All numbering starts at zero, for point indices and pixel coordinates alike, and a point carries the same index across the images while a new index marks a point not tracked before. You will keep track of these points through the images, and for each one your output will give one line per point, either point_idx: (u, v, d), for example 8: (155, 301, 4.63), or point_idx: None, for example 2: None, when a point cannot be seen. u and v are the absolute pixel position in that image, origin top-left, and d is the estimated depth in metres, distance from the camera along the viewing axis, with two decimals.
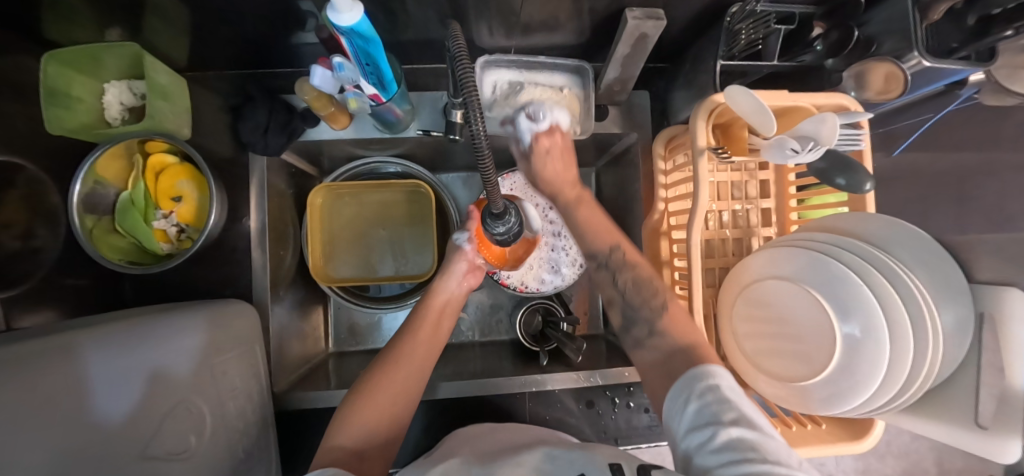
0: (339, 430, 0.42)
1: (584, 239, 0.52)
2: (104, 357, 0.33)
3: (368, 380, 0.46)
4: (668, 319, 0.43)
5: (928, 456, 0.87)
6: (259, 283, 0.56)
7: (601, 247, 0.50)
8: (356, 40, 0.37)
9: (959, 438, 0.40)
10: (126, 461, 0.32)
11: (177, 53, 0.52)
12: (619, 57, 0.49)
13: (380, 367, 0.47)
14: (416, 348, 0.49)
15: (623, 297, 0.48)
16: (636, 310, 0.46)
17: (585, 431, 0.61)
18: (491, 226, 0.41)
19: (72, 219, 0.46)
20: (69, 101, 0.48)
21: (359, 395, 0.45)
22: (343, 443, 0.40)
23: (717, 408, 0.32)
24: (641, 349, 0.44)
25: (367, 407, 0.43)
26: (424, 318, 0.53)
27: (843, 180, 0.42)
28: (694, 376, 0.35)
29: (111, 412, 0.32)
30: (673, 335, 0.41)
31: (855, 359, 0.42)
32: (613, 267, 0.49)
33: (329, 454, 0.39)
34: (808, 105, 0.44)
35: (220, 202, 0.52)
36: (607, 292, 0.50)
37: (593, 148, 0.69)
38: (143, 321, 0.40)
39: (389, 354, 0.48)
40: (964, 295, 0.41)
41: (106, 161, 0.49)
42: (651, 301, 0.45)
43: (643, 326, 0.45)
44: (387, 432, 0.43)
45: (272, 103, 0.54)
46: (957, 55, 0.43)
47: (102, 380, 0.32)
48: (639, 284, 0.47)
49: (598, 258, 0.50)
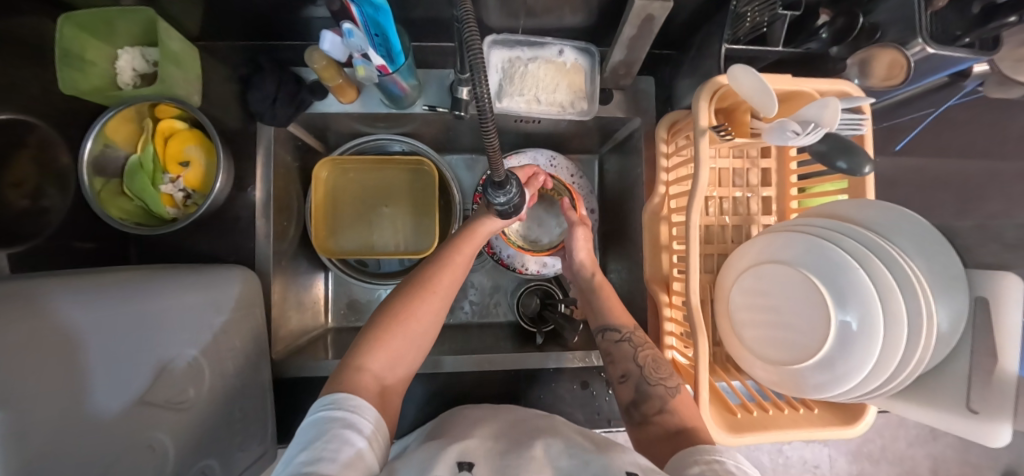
0: (366, 352, 0.42)
1: (604, 317, 0.58)
2: (97, 307, 0.34)
3: (398, 301, 0.46)
4: (678, 399, 0.46)
5: (922, 461, 0.87)
6: (263, 251, 0.56)
7: (624, 324, 0.56)
8: (366, 6, 0.40)
9: (949, 424, 0.40)
10: (119, 410, 0.33)
11: (189, 20, 0.53)
12: (626, 38, 0.49)
13: (410, 294, 0.46)
14: (451, 278, 0.49)
15: (641, 372, 0.51)
16: (652, 386, 0.49)
17: (579, 414, 0.62)
18: (492, 196, 0.41)
19: (81, 180, 0.47)
20: (83, 64, 0.49)
21: (385, 320, 0.44)
22: (370, 367, 0.41)
23: (720, 472, 0.34)
24: (647, 426, 0.46)
25: (393, 333, 0.43)
26: (458, 250, 0.50)
27: (844, 163, 0.42)
28: (698, 448, 0.38)
29: (108, 360, 0.33)
30: (678, 416, 0.44)
31: (849, 345, 0.42)
32: (635, 343, 0.54)
33: (356, 376, 0.39)
34: (811, 90, 0.44)
35: (228, 169, 0.53)
36: (625, 366, 0.52)
37: (597, 133, 0.70)
38: (145, 277, 0.41)
39: (418, 284, 0.47)
40: (960, 281, 0.41)
41: (116, 123, 0.49)
42: (665, 381, 0.49)
43: (655, 402, 0.47)
44: (410, 360, 0.45)
45: (281, 74, 0.55)
46: (961, 43, 0.43)
47: (87, 326, 0.32)
48: (657, 361, 0.51)
49: (621, 332, 0.55)
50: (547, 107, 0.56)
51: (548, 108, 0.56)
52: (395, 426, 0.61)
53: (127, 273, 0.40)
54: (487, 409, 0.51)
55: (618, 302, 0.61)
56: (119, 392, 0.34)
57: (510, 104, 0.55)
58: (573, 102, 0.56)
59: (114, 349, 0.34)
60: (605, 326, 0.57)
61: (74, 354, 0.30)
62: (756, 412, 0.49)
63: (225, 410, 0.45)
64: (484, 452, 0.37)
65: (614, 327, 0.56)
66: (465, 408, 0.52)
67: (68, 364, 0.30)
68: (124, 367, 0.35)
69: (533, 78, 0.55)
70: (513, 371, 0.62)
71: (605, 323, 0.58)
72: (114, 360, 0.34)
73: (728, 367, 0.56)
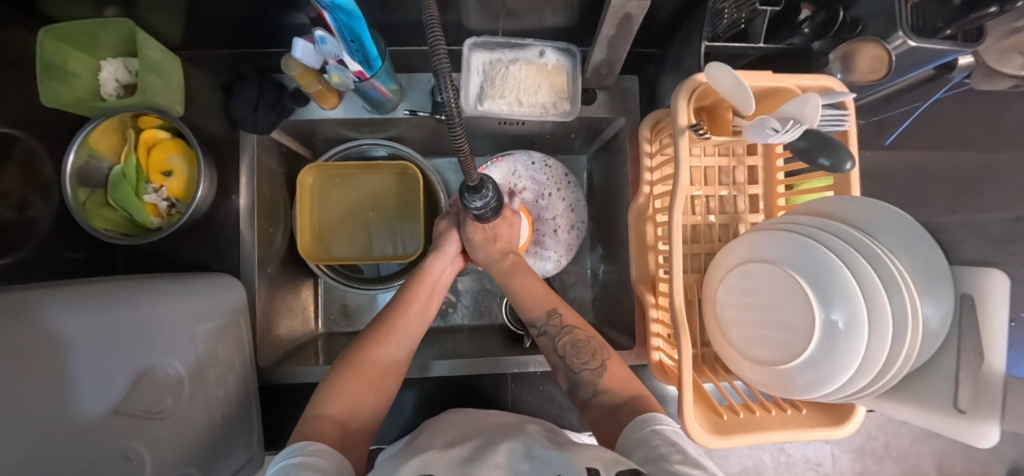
0: (326, 400, 0.43)
1: (523, 308, 0.56)
2: (70, 317, 0.33)
3: (358, 348, 0.48)
4: (606, 378, 0.47)
5: (927, 457, 0.86)
6: (248, 257, 0.56)
7: (537, 316, 0.54)
8: (339, 14, 0.39)
9: (937, 424, 0.39)
10: (95, 424, 0.33)
11: (170, 30, 0.54)
12: (606, 37, 0.48)
13: (371, 338, 0.49)
14: (408, 323, 0.52)
15: (564, 364, 0.50)
16: (579, 374, 0.49)
17: (569, 416, 0.62)
18: (468, 200, 0.42)
19: (64, 190, 0.47)
20: (65, 76, 0.49)
21: (344, 366, 0.46)
22: (330, 414, 0.42)
23: (664, 448, 0.35)
24: (588, 409, 0.47)
25: (353, 378, 0.45)
26: (415, 296, 0.55)
27: (825, 160, 0.40)
28: (642, 421, 0.40)
29: (86, 376, 0.33)
30: (616, 391, 0.46)
31: (834, 345, 0.41)
32: (551, 333, 0.52)
33: (316, 423, 0.40)
34: (793, 86, 0.43)
35: (209, 177, 0.53)
36: (551, 358, 0.52)
37: (583, 133, 0.69)
38: (124, 285, 0.40)
39: (380, 327, 0.51)
40: (946, 277, 0.40)
41: (100, 134, 0.50)
42: (590, 364, 0.49)
43: (587, 388, 0.47)
44: (373, 401, 0.45)
45: (262, 82, 0.55)
46: (943, 35, 0.42)
47: (72, 333, 0.32)
48: (577, 346, 0.50)
49: (537, 326, 0.54)
50: (529, 108, 0.55)
51: (530, 110, 0.55)
52: (385, 430, 0.61)
53: (106, 281, 0.40)
54: (464, 415, 0.52)
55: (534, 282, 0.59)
56: (97, 401, 0.34)
57: (492, 107, 0.55)
58: (554, 103, 0.56)
59: (97, 358, 0.34)
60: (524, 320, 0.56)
61: (55, 363, 0.30)
62: (743, 414, 0.48)
63: (205, 419, 0.45)
64: (444, 463, 0.37)
65: (531, 320, 0.54)
66: (449, 415, 0.52)
67: (52, 371, 0.30)
68: (104, 375, 0.35)
69: (514, 80, 0.55)
70: (500, 374, 0.62)
71: (527, 315, 0.56)
72: (94, 369, 0.34)
73: (717, 368, 0.56)
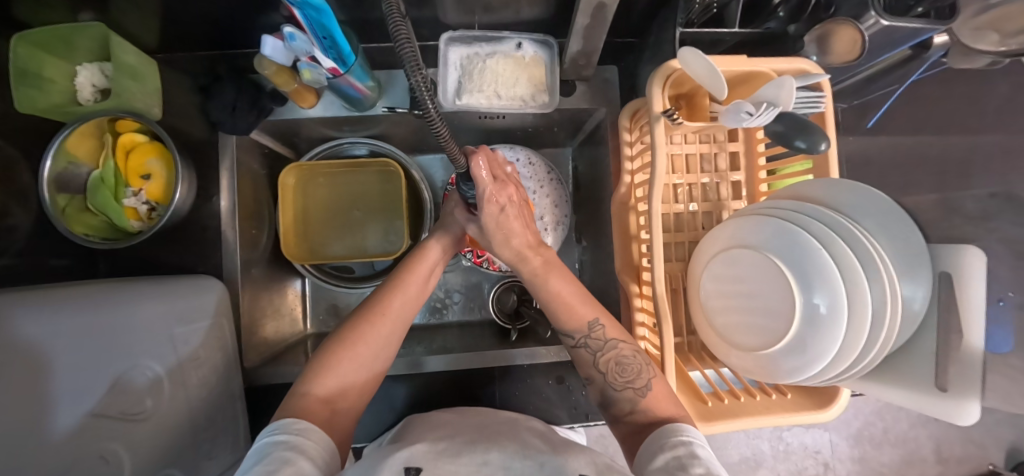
0: (313, 380, 0.42)
1: (557, 318, 0.50)
2: (34, 326, 0.37)
3: (349, 330, 0.46)
4: (650, 399, 0.43)
5: (925, 442, 0.86)
6: (231, 259, 0.56)
7: (575, 329, 0.49)
8: (307, 10, 0.38)
9: (918, 402, 0.39)
10: (68, 435, 0.36)
11: (144, 33, 0.53)
12: (581, 27, 0.48)
13: (363, 319, 0.47)
14: (403, 303, 0.50)
15: (604, 379, 0.47)
16: (619, 392, 0.45)
17: (560, 410, 0.61)
18: (464, 189, 0.42)
19: (42, 197, 0.47)
20: (40, 82, 0.49)
21: (334, 347, 0.45)
22: (317, 392, 0.41)
23: (686, 461, 0.34)
24: (620, 424, 0.45)
25: (342, 361, 0.44)
26: (411, 274, 0.52)
27: (801, 142, 0.40)
28: (665, 431, 0.38)
29: (56, 395, 0.36)
30: (652, 412, 0.42)
31: (818, 326, 0.41)
32: (593, 347, 0.48)
33: (302, 400, 0.40)
34: (767, 69, 0.43)
35: (188, 179, 0.53)
36: (590, 372, 0.48)
37: (566, 126, 0.69)
38: (115, 289, 0.44)
39: (372, 307, 0.48)
40: (923, 256, 0.40)
41: (77, 139, 0.50)
42: (634, 383, 0.44)
43: (624, 405, 0.44)
44: (361, 387, 0.45)
45: (239, 83, 0.54)
46: (915, 13, 0.44)
47: (45, 339, 0.37)
48: (622, 364, 0.46)
49: (574, 337, 0.49)
50: (508, 101, 0.55)
51: (509, 103, 0.55)
52: (374, 428, 0.60)
53: (101, 285, 0.44)
54: (453, 413, 0.51)
55: (569, 287, 0.50)
56: (72, 406, 0.37)
57: (470, 101, 0.55)
58: (533, 95, 0.56)
59: (78, 358, 0.39)
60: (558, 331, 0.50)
61: (29, 368, 0.35)
62: (727, 400, 0.48)
63: (187, 419, 0.45)
64: (430, 456, 0.36)
65: (566, 333, 0.49)
66: (432, 414, 0.52)
67: (14, 379, 0.34)
68: (79, 377, 0.38)
69: (492, 73, 0.54)
70: (488, 369, 0.62)
71: (561, 327, 0.50)
72: (68, 370, 0.38)
73: (704, 356, 0.56)
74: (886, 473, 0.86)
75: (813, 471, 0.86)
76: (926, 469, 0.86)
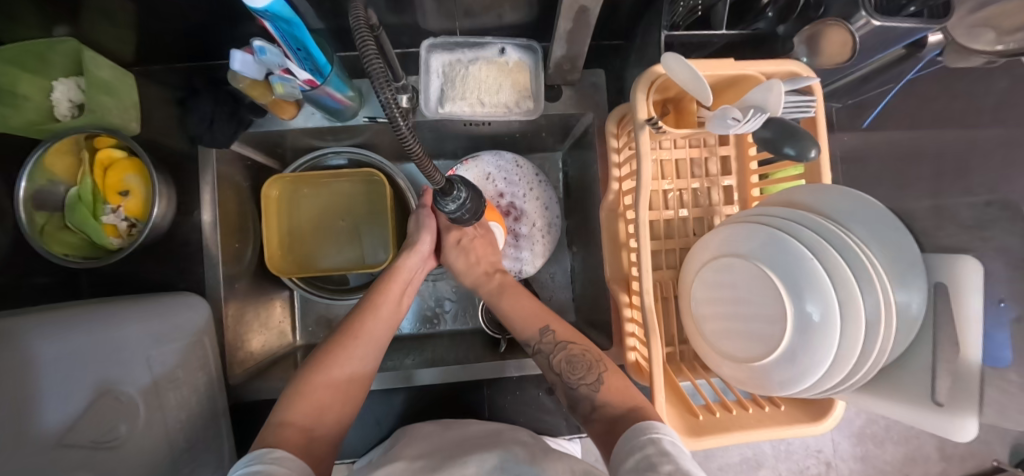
0: (289, 404, 0.42)
1: (514, 328, 0.55)
2: (42, 347, 0.40)
3: (324, 354, 0.47)
4: (604, 390, 0.45)
5: (928, 440, 0.84)
6: (214, 274, 0.55)
7: (529, 334, 0.53)
8: (279, 24, 0.37)
9: (916, 416, 0.37)
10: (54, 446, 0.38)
11: (120, 47, 0.53)
12: (563, 32, 0.46)
13: (339, 341, 0.48)
14: (377, 323, 0.51)
15: (562, 380, 0.49)
16: (575, 389, 0.47)
17: (552, 420, 0.60)
18: (441, 204, 0.40)
19: (18, 216, 0.47)
20: (15, 99, 0.48)
21: (309, 372, 0.45)
22: (294, 419, 0.40)
23: (656, 459, 0.33)
24: (589, 424, 0.45)
25: (318, 384, 0.44)
26: (384, 295, 0.54)
27: (790, 149, 0.38)
28: (638, 428, 0.37)
29: (52, 420, 0.38)
30: (614, 402, 0.44)
31: (807, 339, 0.39)
32: (545, 350, 0.51)
33: (279, 430, 0.39)
34: (756, 73, 0.42)
35: (167, 195, 0.52)
36: (549, 376, 0.51)
37: (554, 131, 0.68)
38: (101, 314, 0.45)
39: (346, 330, 0.49)
40: (919, 265, 0.39)
41: (53, 156, 0.49)
42: (585, 379, 0.47)
43: (584, 404, 0.46)
44: (340, 406, 0.44)
45: (218, 95, 0.53)
46: (907, 12, 0.41)
47: (44, 356, 0.40)
48: (573, 362, 0.49)
49: (530, 344, 0.53)
50: (491, 109, 0.54)
51: (492, 110, 0.54)
52: (364, 441, 0.60)
53: (93, 309, 0.46)
54: (438, 424, 0.51)
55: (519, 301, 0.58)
56: (61, 419, 0.39)
57: (453, 109, 0.54)
58: (517, 102, 0.54)
59: (71, 376, 0.41)
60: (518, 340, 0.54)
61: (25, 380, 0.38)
62: (720, 413, 0.47)
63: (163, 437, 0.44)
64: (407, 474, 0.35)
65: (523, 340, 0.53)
66: (419, 427, 0.51)
67: (15, 385, 0.37)
68: (72, 392, 0.40)
69: (474, 80, 0.53)
70: (478, 380, 0.61)
71: (518, 334, 0.54)
72: (60, 385, 0.40)
73: (696, 366, 0.55)
74: (890, 472, 0.84)
75: (815, 471, 0.85)
76: (929, 467, 0.84)
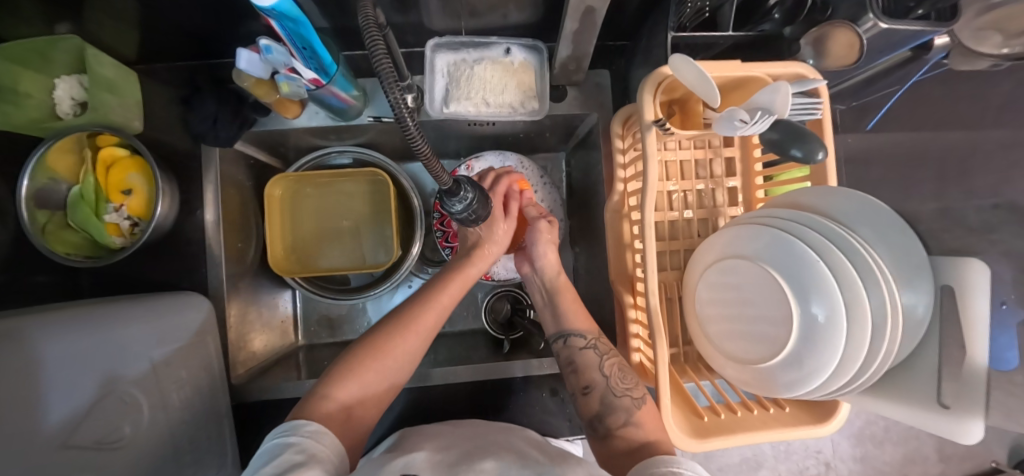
0: (337, 381, 0.42)
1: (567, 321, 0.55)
2: (46, 344, 0.40)
3: (381, 336, 0.46)
4: (643, 412, 0.45)
5: (927, 441, 0.85)
6: (217, 273, 0.55)
7: (588, 330, 0.54)
8: (285, 22, 0.36)
9: (922, 419, 0.37)
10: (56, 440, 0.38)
11: (123, 45, 0.52)
12: (570, 32, 0.46)
13: (394, 328, 0.46)
14: (434, 315, 0.49)
15: (606, 383, 0.48)
16: (618, 398, 0.47)
17: (555, 421, 0.60)
18: (448, 204, 0.39)
19: (20, 215, 0.46)
20: (17, 97, 0.48)
21: (360, 351, 0.45)
22: (337, 395, 0.41)
23: None
24: (610, 441, 0.44)
25: (369, 368, 0.43)
26: (446, 288, 0.52)
27: (798, 151, 0.39)
28: (656, 460, 0.36)
29: (51, 420, 0.38)
30: (644, 430, 0.43)
31: (814, 339, 0.39)
32: (599, 351, 0.52)
33: (320, 404, 0.39)
34: (762, 74, 0.41)
35: (170, 194, 0.51)
36: (590, 377, 0.50)
37: (558, 131, 0.68)
38: (102, 315, 0.45)
39: (405, 319, 0.47)
40: (925, 268, 0.39)
41: (56, 155, 0.49)
42: (631, 392, 0.47)
43: (619, 415, 0.45)
44: (380, 396, 0.44)
45: (221, 94, 0.53)
46: (915, 15, 0.42)
47: (49, 356, 0.40)
48: (623, 371, 0.49)
49: (585, 339, 0.53)
50: (497, 109, 0.54)
51: (497, 111, 0.54)
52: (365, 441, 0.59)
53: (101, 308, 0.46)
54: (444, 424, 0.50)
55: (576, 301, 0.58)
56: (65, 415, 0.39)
57: (458, 109, 0.53)
58: (522, 102, 0.54)
59: (73, 373, 0.41)
60: (569, 331, 0.54)
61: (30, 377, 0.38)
62: (726, 414, 0.47)
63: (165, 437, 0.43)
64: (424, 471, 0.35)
65: (578, 333, 0.53)
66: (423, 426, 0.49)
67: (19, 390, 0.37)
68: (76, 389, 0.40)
69: (479, 80, 0.53)
70: (481, 381, 0.61)
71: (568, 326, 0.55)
72: (63, 380, 0.40)
73: (700, 367, 0.55)
74: (889, 472, 0.85)
75: (814, 472, 0.85)
76: (927, 467, 0.85)
